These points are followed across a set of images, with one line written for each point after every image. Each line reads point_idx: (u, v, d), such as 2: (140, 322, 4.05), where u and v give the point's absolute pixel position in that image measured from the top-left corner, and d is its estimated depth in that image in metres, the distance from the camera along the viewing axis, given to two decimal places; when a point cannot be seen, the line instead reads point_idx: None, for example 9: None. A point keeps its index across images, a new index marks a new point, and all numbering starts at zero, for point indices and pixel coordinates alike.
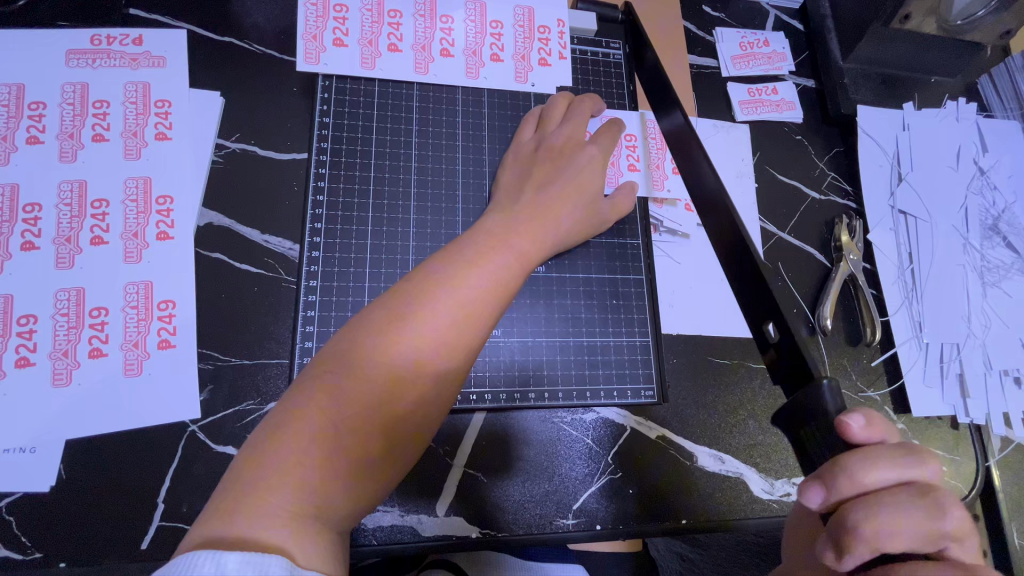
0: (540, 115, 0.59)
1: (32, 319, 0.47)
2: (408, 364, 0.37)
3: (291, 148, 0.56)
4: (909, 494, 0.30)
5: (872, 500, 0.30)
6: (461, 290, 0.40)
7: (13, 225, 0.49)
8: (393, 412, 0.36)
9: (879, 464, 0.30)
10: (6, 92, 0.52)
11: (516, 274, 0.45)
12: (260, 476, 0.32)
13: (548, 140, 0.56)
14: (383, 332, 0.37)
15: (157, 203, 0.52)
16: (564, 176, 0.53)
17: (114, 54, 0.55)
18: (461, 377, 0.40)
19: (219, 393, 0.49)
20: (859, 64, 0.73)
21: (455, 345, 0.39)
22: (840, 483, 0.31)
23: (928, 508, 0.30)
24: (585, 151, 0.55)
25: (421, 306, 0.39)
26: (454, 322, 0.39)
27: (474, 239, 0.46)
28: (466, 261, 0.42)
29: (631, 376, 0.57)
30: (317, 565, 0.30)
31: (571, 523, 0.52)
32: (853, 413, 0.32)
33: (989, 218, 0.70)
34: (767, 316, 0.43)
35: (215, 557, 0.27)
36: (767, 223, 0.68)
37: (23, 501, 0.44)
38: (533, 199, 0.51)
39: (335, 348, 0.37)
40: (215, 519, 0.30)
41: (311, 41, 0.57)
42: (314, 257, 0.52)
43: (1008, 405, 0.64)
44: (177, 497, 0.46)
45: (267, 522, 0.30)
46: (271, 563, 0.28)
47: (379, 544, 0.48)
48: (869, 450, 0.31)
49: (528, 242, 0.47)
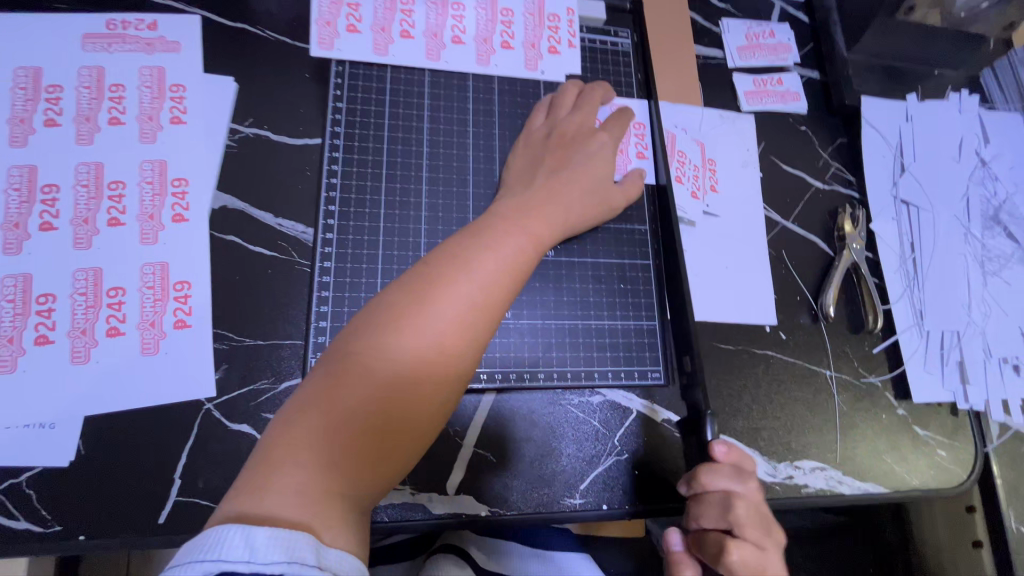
0: (549, 102, 0.60)
1: (51, 299, 0.48)
2: (428, 343, 0.38)
3: (304, 133, 0.57)
4: (721, 498, 0.45)
5: (704, 495, 0.46)
6: (479, 273, 0.41)
7: (31, 205, 0.50)
8: (414, 389, 0.37)
9: (714, 474, 0.46)
10: (24, 75, 0.53)
11: (529, 256, 0.46)
12: (287, 452, 0.33)
13: (558, 127, 0.57)
14: (404, 311, 0.38)
15: (173, 185, 0.52)
16: (574, 161, 0.54)
17: (130, 38, 0.55)
18: (479, 357, 0.41)
19: (234, 372, 0.50)
20: (864, 56, 0.73)
21: (473, 325, 0.40)
22: (691, 482, 0.47)
23: (730, 509, 0.44)
24: (594, 138, 0.56)
25: (440, 288, 0.39)
26: (472, 303, 0.40)
27: (490, 223, 0.46)
28: (481, 244, 0.43)
29: (638, 358, 0.58)
30: (344, 545, 0.31)
31: (579, 502, 0.53)
32: (722, 443, 0.48)
33: (991, 208, 0.71)
34: (686, 352, 0.57)
35: (244, 532, 0.29)
36: (772, 213, 0.69)
37: (43, 475, 0.45)
38: (545, 182, 0.52)
39: (357, 326, 0.38)
40: (246, 493, 0.31)
41: (324, 27, 0.58)
42: (327, 239, 0.53)
43: (1007, 392, 0.65)
44: (195, 473, 0.47)
45: (292, 502, 0.31)
46: (300, 540, 0.29)
47: (391, 521, 0.49)
48: (715, 466, 0.46)
49: (541, 226, 0.48)
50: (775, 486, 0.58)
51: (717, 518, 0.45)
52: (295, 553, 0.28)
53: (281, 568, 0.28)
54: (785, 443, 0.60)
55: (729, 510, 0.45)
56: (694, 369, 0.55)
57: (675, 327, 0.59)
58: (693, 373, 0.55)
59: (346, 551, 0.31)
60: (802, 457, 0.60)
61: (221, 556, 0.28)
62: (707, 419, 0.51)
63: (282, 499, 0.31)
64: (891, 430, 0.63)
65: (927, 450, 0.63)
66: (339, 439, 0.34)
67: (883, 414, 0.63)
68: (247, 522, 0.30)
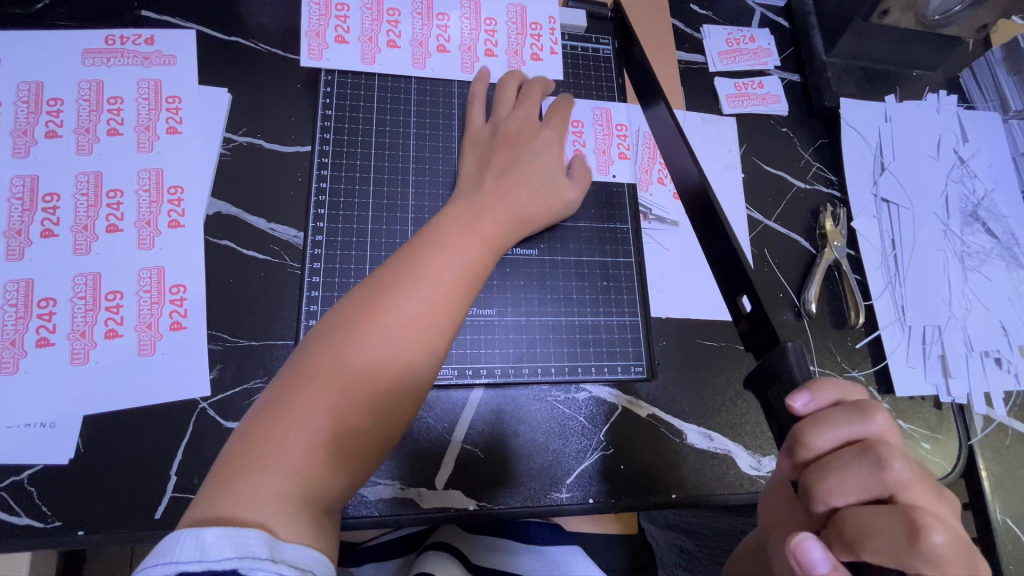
0: (477, 93, 0.61)
1: (51, 303, 0.50)
2: (386, 347, 0.39)
3: (296, 141, 0.59)
4: (852, 452, 0.32)
5: (829, 460, 0.32)
6: (433, 276, 0.43)
7: (33, 213, 0.52)
8: (373, 391, 0.38)
9: (828, 427, 0.33)
10: (26, 90, 0.55)
11: (485, 258, 0.48)
12: (253, 457, 0.34)
13: (501, 124, 0.58)
14: (362, 318, 0.40)
15: (169, 193, 0.54)
16: (522, 159, 0.55)
17: (128, 53, 0.58)
18: (438, 356, 0.42)
19: (228, 371, 0.52)
20: (842, 58, 0.75)
21: (433, 325, 0.41)
22: (798, 451, 0.34)
23: (880, 464, 0.31)
24: (538, 134, 0.58)
25: (394, 294, 0.41)
26: (428, 306, 0.41)
27: (443, 227, 0.48)
28: (436, 248, 0.45)
29: (621, 353, 0.59)
30: (302, 541, 0.33)
31: (566, 496, 0.54)
32: (799, 392, 0.35)
33: (970, 205, 0.72)
34: (739, 291, 0.47)
35: (195, 534, 0.30)
36: (754, 212, 0.70)
37: (43, 473, 0.47)
38: (495, 183, 0.53)
39: (316, 337, 0.40)
40: (210, 499, 0.33)
41: (314, 38, 0.60)
42: (317, 240, 0.55)
43: (989, 384, 0.66)
44: (190, 470, 0.48)
45: (258, 504, 0.32)
46: (251, 536, 0.30)
47: (380, 515, 0.51)
48: (825, 416, 0.33)
49: (493, 226, 0.50)
50: (759, 480, 0.58)
51: (861, 484, 0.31)
52: (246, 549, 0.30)
53: (233, 563, 0.29)
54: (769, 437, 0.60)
55: (877, 467, 0.31)
56: (756, 309, 0.45)
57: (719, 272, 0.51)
58: (756, 316, 0.45)
59: (303, 544, 0.32)
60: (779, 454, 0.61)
61: (176, 558, 0.30)
62: (787, 348, 0.38)
63: (242, 505, 0.32)
64: None
65: (911, 442, 0.64)
66: (301, 443, 0.35)
67: None
68: (201, 524, 0.31)
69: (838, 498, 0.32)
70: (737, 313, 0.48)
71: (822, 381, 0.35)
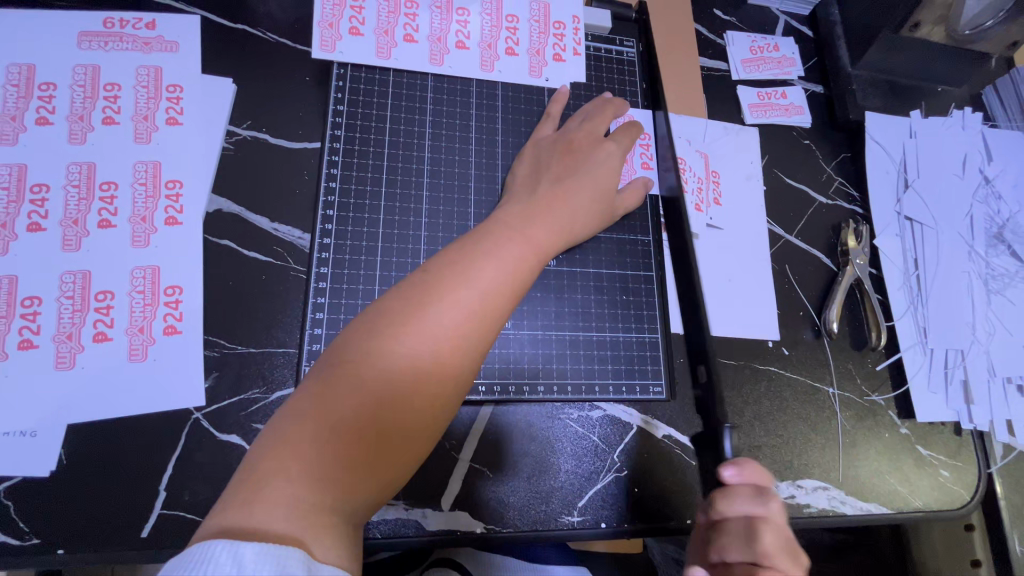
0: (553, 110, 0.60)
1: (36, 302, 0.46)
2: (426, 353, 0.36)
3: (303, 137, 0.56)
4: (747, 526, 0.39)
5: (726, 525, 0.40)
6: (481, 281, 0.40)
7: (20, 206, 0.48)
8: (411, 399, 0.36)
9: (735, 499, 0.40)
10: (17, 72, 0.51)
11: (531, 264, 0.44)
12: (275, 466, 0.31)
13: (567, 136, 0.57)
14: (402, 319, 0.37)
15: (167, 187, 0.51)
16: (582, 171, 0.53)
17: (127, 37, 0.54)
18: (476, 368, 0.39)
19: (225, 379, 0.48)
20: (868, 71, 0.73)
21: (471, 335, 0.38)
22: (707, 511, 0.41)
23: (761, 540, 0.38)
24: (602, 146, 0.56)
25: (440, 296, 0.38)
26: (469, 314, 0.39)
27: (491, 231, 0.45)
28: (483, 251, 0.42)
29: (640, 371, 0.57)
30: (335, 561, 0.30)
31: (578, 520, 0.51)
32: (730, 464, 0.42)
33: (994, 226, 0.70)
34: None
35: (232, 548, 0.27)
36: (775, 226, 0.68)
37: (22, 485, 0.43)
38: (551, 190, 0.51)
39: (346, 341, 0.36)
40: (233, 507, 0.30)
41: (327, 29, 0.57)
42: (325, 244, 0.52)
43: (1012, 412, 0.64)
44: (180, 486, 0.45)
45: (281, 515, 0.30)
46: (291, 556, 0.27)
47: (382, 538, 0.48)
48: (732, 490, 0.41)
49: (542, 234, 0.47)
50: None
51: (743, 552, 0.39)
52: (286, 566, 0.27)
53: None
54: (786, 462, 0.59)
55: (759, 541, 0.38)
56: None
57: None
58: None
59: (336, 566, 0.30)
60: (804, 476, 0.59)
61: (205, 575, 0.25)
62: None
63: (271, 514, 0.29)
64: (893, 449, 0.62)
65: (931, 470, 0.62)
66: (338, 448, 0.33)
67: (885, 433, 0.62)
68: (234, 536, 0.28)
69: (726, 556, 0.39)
70: None
71: (747, 459, 0.42)
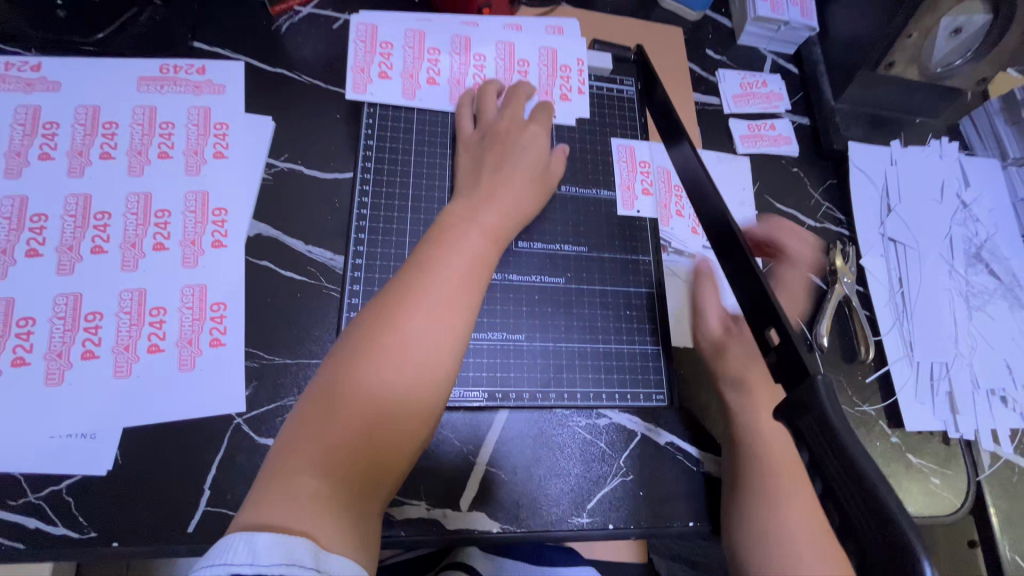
0: (472, 109, 0.64)
1: (98, 316, 0.52)
2: (400, 353, 0.42)
3: (335, 168, 0.62)
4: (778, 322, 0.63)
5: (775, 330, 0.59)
6: (439, 282, 0.46)
7: (85, 230, 0.54)
8: (393, 400, 0.41)
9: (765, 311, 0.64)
10: (84, 113, 0.58)
11: (485, 254, 0.50)
12: (283, 472, 0.37)
13: (491, 126, 0.61)
14: (375, 329, 0.43)
15: (214, 214, 0.57)
16: (513, 154, 0.58)
17: (180, 81, 0.61)
18: (451, 357, 0.44)
19: (264, 388, 0.53)
20: (848, 105, 0.80)
21: (440, 331, 0.44)
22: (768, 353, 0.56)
23: None
24: (526, 129, 0.61)
25: (405, 302, 0.44)
26: (433, 312, 0.44)
27: (445, 230, 0.51)
28: (439, 253, 0.48)
29: (643, 380, 0.61)
30: (341, 550, 0.34)
31: (587, 521, 0.55)
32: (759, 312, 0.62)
33: (973, 247, 0.75)
34: (769, 323, 0.50)
35: (246, 539, 0.32)
36: (768, 248, 0.73)
37: (82, 483, 0.48)
38: (492, 178, 0.56)
39: (331, 361, 0.43)
40: (251, 510, 0.35)
41: (359, 73, 0.64)
42: (358, 264, 0.57)
43: (996, 422, 0.68)
44: (223, 485, 0.50)
45: (290, 514, 0.34)
46: (298, 545, 0.32)
47: (406, 535, 0.52)
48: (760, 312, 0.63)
49: (495, 224, 0.53)
50: None
51: None
52: (294, 556, 0.31)
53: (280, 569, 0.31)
54: None
55: None
56: (784, 339, 0.47)
57: (744, 303, 0.54)
58: (784, 347, 0.47)
59: (343, 555, 0.34)
60: None
61: (227, 561, 0.31)
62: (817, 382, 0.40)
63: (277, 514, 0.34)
64: (884, 457, 0.66)
65: (922, 477, 0.65)
66: (337, 440, 0.38)
67: (877, 441, 0.66)
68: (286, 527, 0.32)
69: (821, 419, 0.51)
70: (767, 346, 0.50)
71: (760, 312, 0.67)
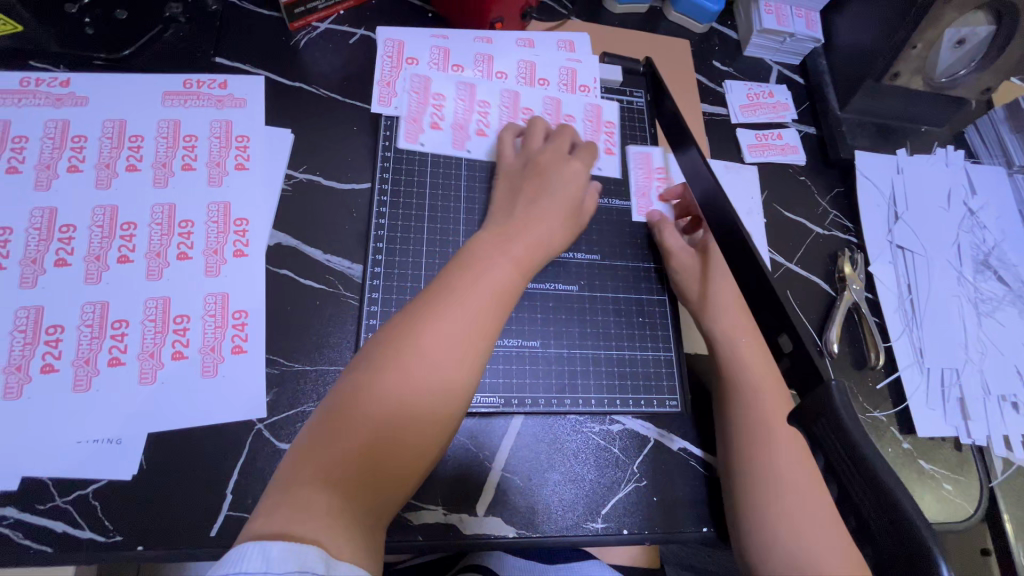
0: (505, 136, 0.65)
1: (124, 324, 0.53)
2: (419, 365, 0.43)
3: (352, 179, 0.63)
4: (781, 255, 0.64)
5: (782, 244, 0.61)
6: (461, 299, 0.47)
7: (112, 240, 0.55)
8: (410, 410, 0.42)
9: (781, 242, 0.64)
10: (111, 127, 0.60)
11: (511, 281, 0.51)
12: (301, 471, 0.38)
13: (533, 157, 0.62)
14: (397, 341, 0.44)
15: (235, 224, 0.58)
16: (552, 186, 0.59)
17: (203, 96, 0.63)
18: (466, 374, 0.45)
19: (284, 394, 0.54)
20: (854, 114, 0.81)
21: (459, 347, 0.45)
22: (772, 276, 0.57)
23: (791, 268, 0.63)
24: (568, 163, 0.62)
25: (427, 318, 0.46)
26: (455, 328, 0.46)
27: (473, 253, 0.52)
28: (465, 274, 0.49)
29: (656, 386, 0.62)
30: (351, 558, 0.35)
31: (602, 527, 0.56)
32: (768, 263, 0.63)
33: (981, 254, 0.76)
34: (781, 331, 0.52)
35: (261, 547, 0.32)
36: (777, 255, 0.74)
37: (107, 487, 0.49)
38: (526, 207, 0.57)
39: (354, 366, 0.44)
40: (269, 514, 0.36)
41: (385, 87, 0.67)
42: (376, 272, 0.59)
43: (1008, 428, 0.68)
44: (244, 490, 0.50)
45: (305, 519, 0.35)
46: (309, 554, 0.32)
47: (424, 540, 0.53)
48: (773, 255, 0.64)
49: (521, 249, 0.54)
50: None
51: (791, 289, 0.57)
52: (306, 564, 0.32)
53: None
54: None
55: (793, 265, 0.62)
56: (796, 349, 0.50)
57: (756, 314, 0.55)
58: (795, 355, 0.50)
59: (352, 564, 0.34)
60: None
61: (242, 568, 0.31)
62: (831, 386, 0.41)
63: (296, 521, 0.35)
64: (896, 463, 0.66)
65: (934, 483, 0.65)
66: (355, 445, 0.40)
67: (889, 447, 0.66)
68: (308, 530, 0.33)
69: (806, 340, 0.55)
70: (779, 352, 0.53)
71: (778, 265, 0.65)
